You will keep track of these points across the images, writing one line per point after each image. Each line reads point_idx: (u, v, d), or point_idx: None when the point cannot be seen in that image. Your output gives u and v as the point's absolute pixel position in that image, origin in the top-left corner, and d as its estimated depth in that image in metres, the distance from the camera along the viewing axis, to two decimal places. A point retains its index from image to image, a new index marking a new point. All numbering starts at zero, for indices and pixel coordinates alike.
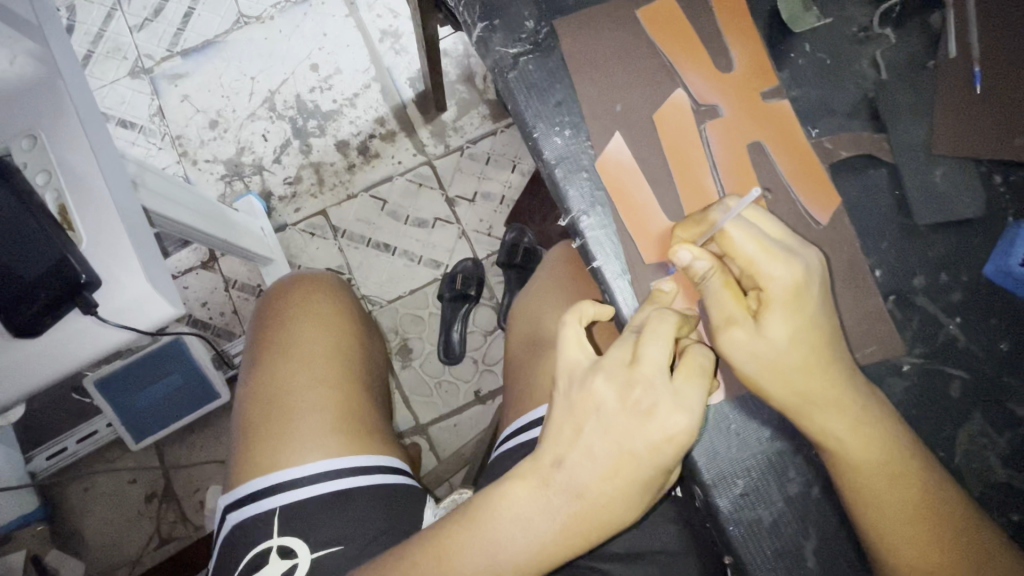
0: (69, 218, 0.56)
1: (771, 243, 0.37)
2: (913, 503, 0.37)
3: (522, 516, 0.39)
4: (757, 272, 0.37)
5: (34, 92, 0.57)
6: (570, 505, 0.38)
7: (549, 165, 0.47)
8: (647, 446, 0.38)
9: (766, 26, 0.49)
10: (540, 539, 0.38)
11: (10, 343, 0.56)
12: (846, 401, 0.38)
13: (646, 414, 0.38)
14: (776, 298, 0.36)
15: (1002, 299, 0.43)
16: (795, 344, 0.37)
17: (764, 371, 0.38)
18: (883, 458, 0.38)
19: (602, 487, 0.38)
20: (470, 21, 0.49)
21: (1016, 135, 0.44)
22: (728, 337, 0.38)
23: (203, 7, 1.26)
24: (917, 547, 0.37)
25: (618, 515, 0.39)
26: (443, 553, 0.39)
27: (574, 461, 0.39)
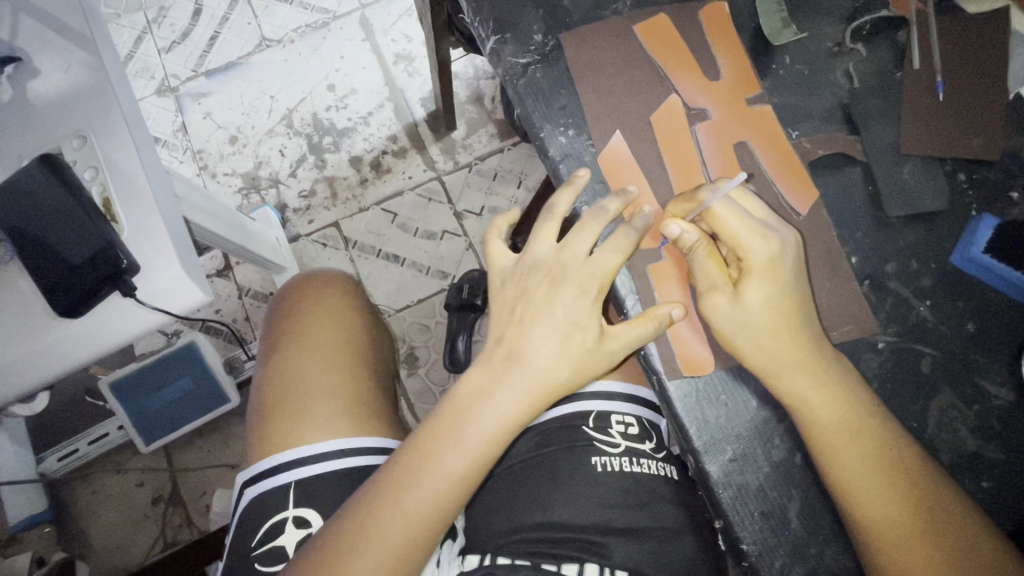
0: (112, 210, 0.61)
1: (754, 222, 0.44)
2: (874, 462, 0.42)
3: (480, 406, 0.48)
4: (741, 246, 0.44)
5: (84, 96, 0.63)
6: (518, 382, 0.47)
7: (554, 161, 0.52)
8: (564, 311, 0.48)
9: (751, 41, 0.54)
10: (499, 418, 0.47)
11: (53, 324, 0.60)
12: (815, 364, 0.43)
13: (558, 288, 0.48)
14: (756, 268, 0.43)
15: (967, 284, 0.48)
16: (769, 309, 0.43)
17: (740, 334, 0.44)
18: (845, 420, 0.42)
19: (537, 354, 0.48)
20: (483, 36, 0.55)
21: (972, 137, 0.49)
22: (710, 301, 0.44)
23: (229, 31, 1.35)
24: (879, 502, 0.41)
25: (560, 377, 0.48)
26: (422, 457, 0.47)
27: (510, 336, 0.49)
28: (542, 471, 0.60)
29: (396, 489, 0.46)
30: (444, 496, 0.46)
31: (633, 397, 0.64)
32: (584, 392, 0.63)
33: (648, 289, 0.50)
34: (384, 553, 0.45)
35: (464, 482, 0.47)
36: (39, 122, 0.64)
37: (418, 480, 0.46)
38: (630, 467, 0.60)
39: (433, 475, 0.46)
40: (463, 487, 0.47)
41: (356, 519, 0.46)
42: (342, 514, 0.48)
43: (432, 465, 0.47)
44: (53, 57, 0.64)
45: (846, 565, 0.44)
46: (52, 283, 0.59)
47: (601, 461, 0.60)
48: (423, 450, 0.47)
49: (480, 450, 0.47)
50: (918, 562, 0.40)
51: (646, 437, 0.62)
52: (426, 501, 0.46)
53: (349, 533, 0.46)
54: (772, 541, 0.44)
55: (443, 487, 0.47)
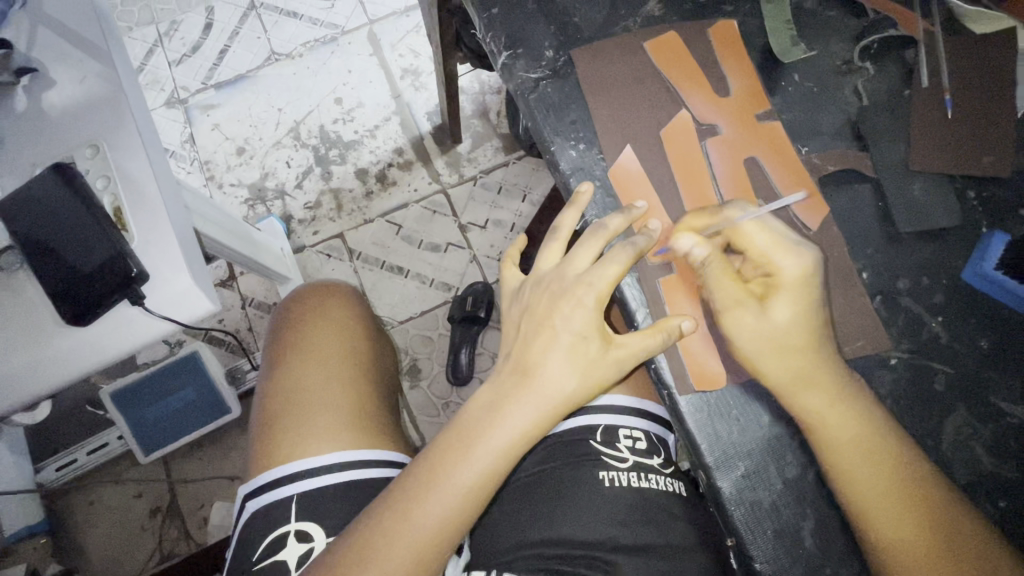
0: (122, 218, 0.62)
1: (783, 240, 0.46)
2: (890, 481, 0.41)
3: (489, 420, 0.47)
4: (772, 261, 0.46)
5: (97, 106, 0.64)
6: (527, 393, 0.47)
7: (565, 174, 0.53)
8: (572, 324, 0.47)
9: (761, 58, 0.55)
10: (509, 433, 0.47)
11: (61, 332, 0.60)
12: (828, 380, 0.44)
13: (563, 301, 0.48)
14: (786, 283, 0.45)
15: (980, 300, 0.47)
16: (791, 325, 0.44)
17: (757, 351, 0.44)
18: (859, 437, 0.42)
19: (546, 366, 0.47)
20: (496, 51, 0.56)
21: (982, 154, 0.49)
22: (734, 316, 0.44)
23: (238, 45, 1.37)
24: (897, 522, 0.40)
25: (572, 391, 0.47)
26: (433, 473, 0.47)
27: (518, 350, 0.49)
28: (549, 485, 0.60)
29: (405, 505, 0.46)
30: (452, 510, 0.46)
31: (644, 412, 0.63)
32: (593, 406, 0.62)
33: (658, 303, 0.49)
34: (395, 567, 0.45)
35: (474, 498, 0.46)
36: (53, 131, 0.64)
37: (427, 496, 0.46)
38: (638, 483, 0.59)
39: (442, 491, 0.46)
40: (474, 503, 0.46)
41: (365, 534, 0.46)
42: (350, 531, 0.47)
43: (440, 479, 0.46)
44: (68, 68, 0.65)
45: None
46: (61, 291, 0.59)
47: (608, 476, 0.59)
48: (430, 464, 0.47)
49: (490, 466, 0.47)
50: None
51: (655, 452, 0.62)
52: (435, 518, 0.46)
53: (357, 547, 0.45)
54: (786, 560, 0.43)
55: (454, 503, 0.46)
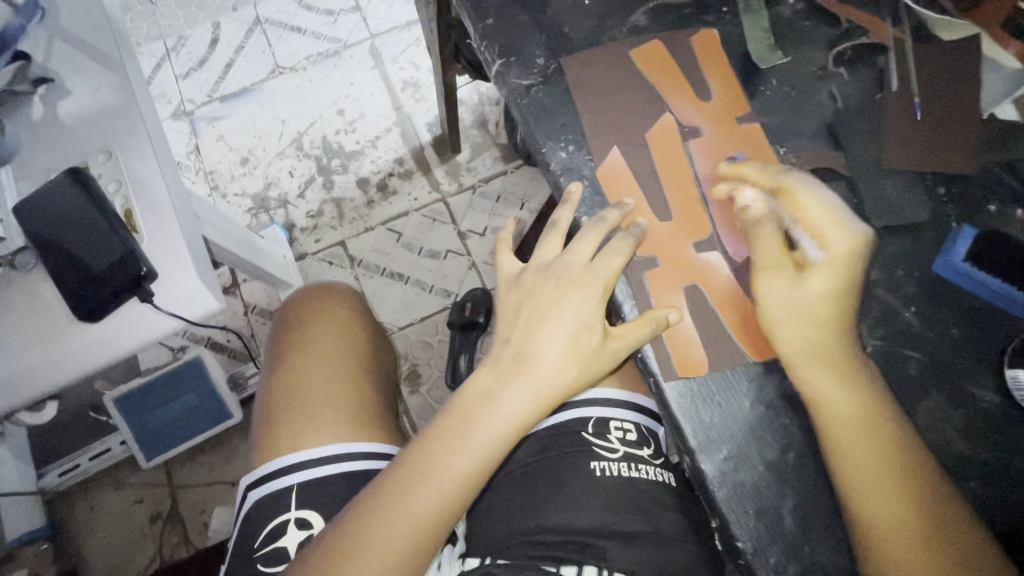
0: (133, 220, 0.64)
1: (836, 214, 0.48)
2: (878, 455, 0.44)
3: (488, 406, 0.50)
4: (822, 232, 0.48)
5: (111, 114, 0.67)
6: (524, 380, 0.50)
7: (555, 174, 0.55)
8: (569, 313, 0.51)
9: (741, 65, 0.58)
10: (506, 417, 0.50)
11: (73, 328, 0.63)
12: (847, 353, 0.46)
13: (564, 289, 0.52)
14: (833, 257, 0.47)
15: (951, 292, 0.50)
16: (831, 292, 0.46)
17: (795, 313, 0.47)
18: (858, 417, 0.45)
19: (542, 353, 0.51)
20: (490, 59, 0.59)
21: (949, 153, 0.52)
22: (770, 279, 0.48)
23: (244, 59, 1.42)
24: (878, 491, 0.43)
25: (563, 376, 0.50)
26: (434, 455, 0.49)
27: (518, 337, 0.52)
28: (544, 475, 0.61)
29: (408, 485, 0.48)
30: (448, 494, 0.48)
31: (634, 405, 0.65)
32: (584, 399, 0.64)
33: (644, 295, 0.51)
34: (394, 546, 0.47)
35: (469, 482, 0.49)
36: (68, 138, 0.67)
37: (427, 479, 0.48)
38: (629, 472, 0.61)
39: (441, 473, 0.48)
40: (470, 486, 0.49)
41: (368, 513, 0.48)
42: (350, 510, 0.49)
43: (440, 464, 0.49)
44: (83, 78, 0.68)
45: (839, 563, 0.45)
46: (72, 289, 0.62)
47: (599, 466, 0.61)
48: (430, 448, 0.50)
49: (486, 452, 0.49)
50: (905, 558, 0.42)
51: (644, 443, 0.63)
52: (432, 500, 0.48)
53: (361, 526, 0.47)
54: (767, 539, 0.45)
55: (450, 487, 0.48)
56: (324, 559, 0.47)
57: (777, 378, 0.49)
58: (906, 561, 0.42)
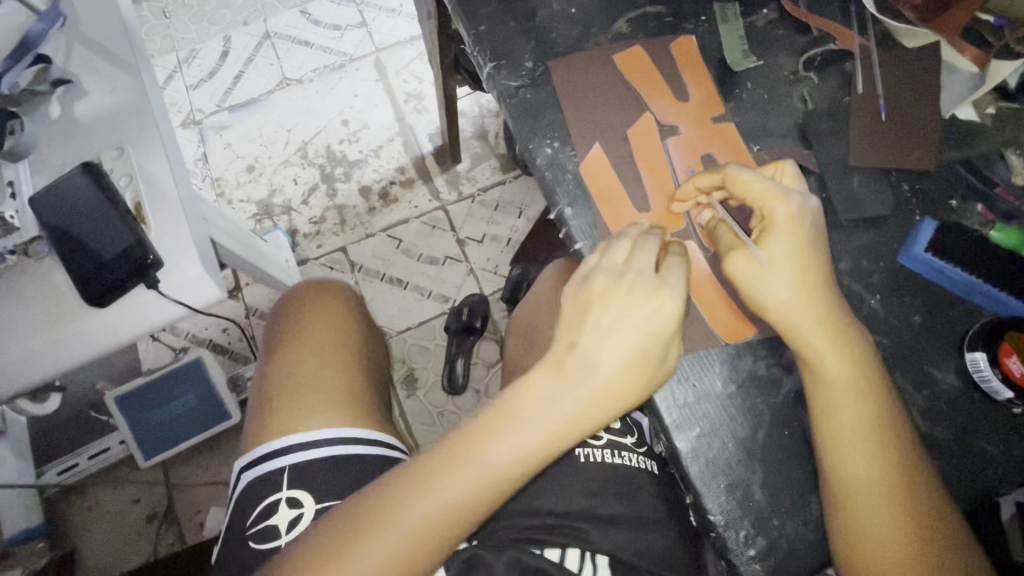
0: (142, 212, 0.68)
1: (775, 186, 0.49)
2: (871, 421, 0.46)
3: (542, 411, 0.46)
4: (763, 205, 0.50)
5: (125, 114, 0.71)
6: (586, 387, 0.46)
7: (541, 168, 0.58)
8: (643, 321, 0.47)
9: (718, 70, 0.61)
10: (554, 424, 0.46)
11: (81, 314, 0.66)
12: (828, 317, 0.47)
13: (639, 296, 0.47)
14: (778, 224, 0.48)
15: (915, 281, 0.52)
16: (788, 258, 0.48)
17: (764, 286, 0.48)
18: (851, 379, 0.46)
19: (609, 361, 0.46)
20: (481, 63, 0.63)
21: (912, 152, 0.55)
22: (734, 256, 0.49)
23: (252, 71, 1.47)
24: (863, 458, 0.45)
25: (617, 391, 0.47)
26: (468, 443, 0.46)
27: (585, 343, 0.47)
28: None
29: (437, 470, 0.46)
30: (488, 492, 0.46)
31: None
32: None
33: None
34: (411, 531, 0.45)
35: (500, 484, 0.46)
36: (83, 136, 0.71)
37: (467, 476, 0.46)
38: (612, 459, 0.63)
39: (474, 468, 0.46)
40: (499, 487, 0.46)
41: (392, 492, 0.46)
42: (371, 491, 0.47)
43: (481, 463, 0.46)
44: (99, 80, 0.72)
45: (806, 537, 0.47)
46: (80, 276, 0.65)
47: (583, 452, 0.63)
48: (470, 445, 0.47)
49: (535, 455, 0.46)
50: (885, 524, 0.44)
51: (627, 432, 0.66)
52: (467, 495, 0.46)
53: (383, 502, 0.46)
54: (737, 513, 0.47)
55: (490, 488, 0.46)
56: (345, 534, 0.45)
57: (748, 358, 0.51)
58: (883, 529, 0.44)
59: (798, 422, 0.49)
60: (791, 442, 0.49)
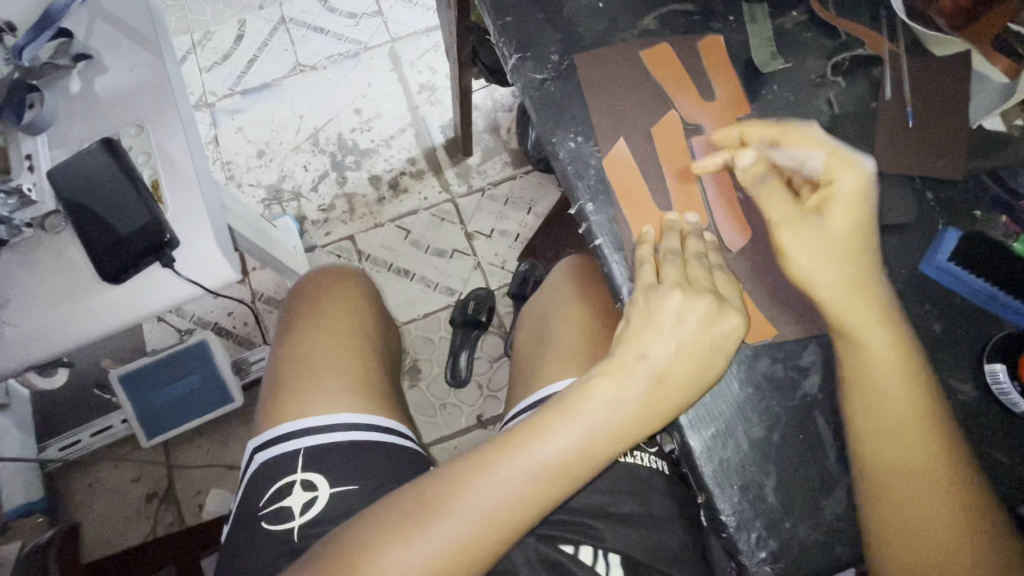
0: (159, 191, 0.68)
1: (843, 154, 0.51)
2: (907, 406, 0.47)
3: (606, 410, 0.47)
4: (827, 174, 0.51)
5: (143, 91, 0.71)
6: (650, 391, 0.47)
7: (563, 162, 0.58)
8: (712, 336, 0.48)
9: (744, 71, 0.61)
10: (618, 421, 0.47)
11: (97, 289, 0.65)
12: (869, 289, 0.49)
13: (710, 313, 0.49)
14: (841, 193, 0.50)
15: (935, 290, 0.52)
16: (851, 228, 0.49)
17: (825, 250, 0.49)
18: (892, 364, 0.47)
19: (677, 370, 0.48)
20: (507, 54, 0.62)
21: (937, 161, 0.55)
22: (798, 221, 0.50)
23: (267, 56, 1.47)
24: (897, 441, 0.46)
25: (687, 398, 0.47)
26: (530, 433, 0.48)
27: (654, 350, 0.48)
28: None
29: (497, 454, 0.48)
30: (547, 485, 0.47)
31: None
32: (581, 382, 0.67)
33: None
34: (476, 513, 0.46)
35: (563, 475, 0.47)
36: (102, 111, 0.71)
37: (528, 469, 0.47)
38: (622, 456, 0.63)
39: (538, 457, 0.47)
40: (562, 479, 0.47)
41: (455, 472, 0.48)
42: (432, 473, 0.49)
43: (537, 455, 0.47)
44: (119, 56, 0.72)
45: (817, 540, 0.47)
46: (97, 251, 0.64)
47: None
48: (528, 437, 0.48)
49: (595, 452, 0.47)
50: (922, 502, 0.45)
51: None
52: (527, 487, 0.46)
53: (443, 483, 0.48)
54: (749, 514, 0.47)
55: (549, 483, 0.47)
56: (408, 505, 0.47)
57: (765, 360, 0.51)
58: (914, 509, 0.45)
59: (814, 425, 0.49)
60: (806, 446, 0.49)
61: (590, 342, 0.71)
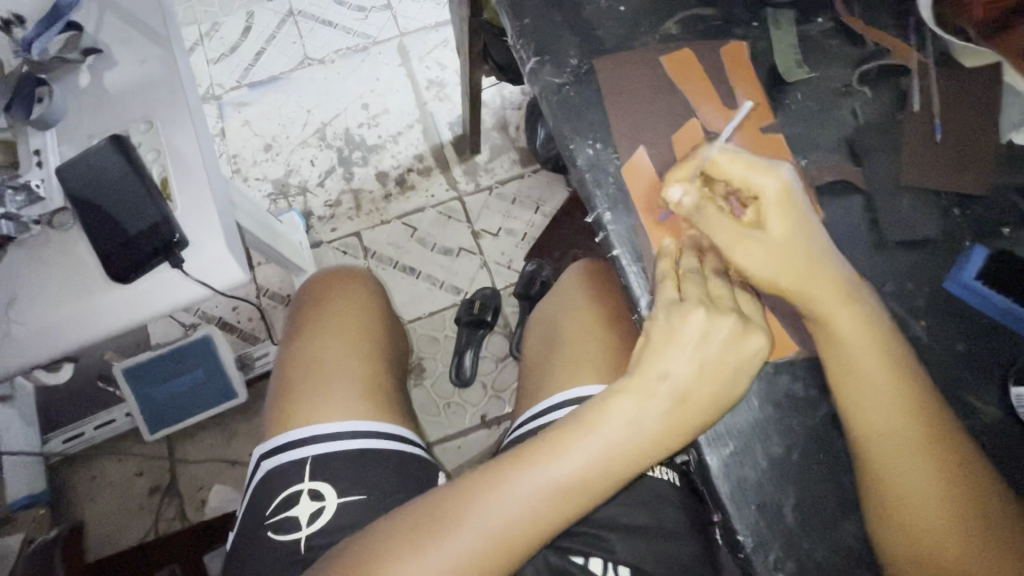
0: (168, 188, 0.66)
1: (755, 161, 0.49)
2: (909, 423, 0.45)
3: (625, 431, 0.46)
4: (751, 185, 0.49)
5: (153, 86, 0.69)
6: (670, 412, 0.46)
7: (581, 169, 0.57)
8: (736, 358, 0.47)
9: (766, 78, 0.60)
10: (636, 442, 0.46)
11: (104, 288, 0.64)
12: (843, 296, 0.48)
13: (736, 334, 0.47)
14: (769, 201, 0.48)
15: (960, 308, 0.51)
16: (789, 237, 0.48)
17: (772, 262, 0.48)
18: (889, 382, 0.46)
19: (700, 392, 0.47)
20: (525, 56, 0.61)
21: (965, 175, 0.54)
22: (738, 240, 0.48)
23: (275, 49, 1.45)
24: (904, 461, 0.45)
25: (707, 421, 0.47)
26: (546, 450, 0.47)
27: (676, 370, 0.47)
28: None
29: (511, 471, 0.47)
30: (563, 505, 0.46)
31: None
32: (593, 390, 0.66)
33: None
34: (489, 530, 0.45)
35: (578, 495, 0.46)
36: (111, 106, 0.69)
37: (544, 488, 0.46)
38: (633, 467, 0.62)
39: (552, 475, 0.46)
40: (576, 498, 0.46)
41: (468, 489, 0.47)
42: (445, 488, 0.49)
43: (553, 474, 0.46)
44: (129, 51, 0.70)
45: (834, 562, 0.46)
46: (106, 251, 0.63)
47: None
48: (544, 454, 0.47)
49: (613, 474, 0.46)
50: (936, 521, 0.44)
51: None
52: (543, 506, 0.46)
53: (455, 499, 0.47)
54: (766, 534, 0.47)
55: (565, 503, 0.46)
56: (420, 520, 0.47)
57: (784, 378, 0.50)
58: (927, 532, 0.44)
59: (834, 446, 0.49)
60: (825, 466, 0.48)
61: (602, 350, 0.70)
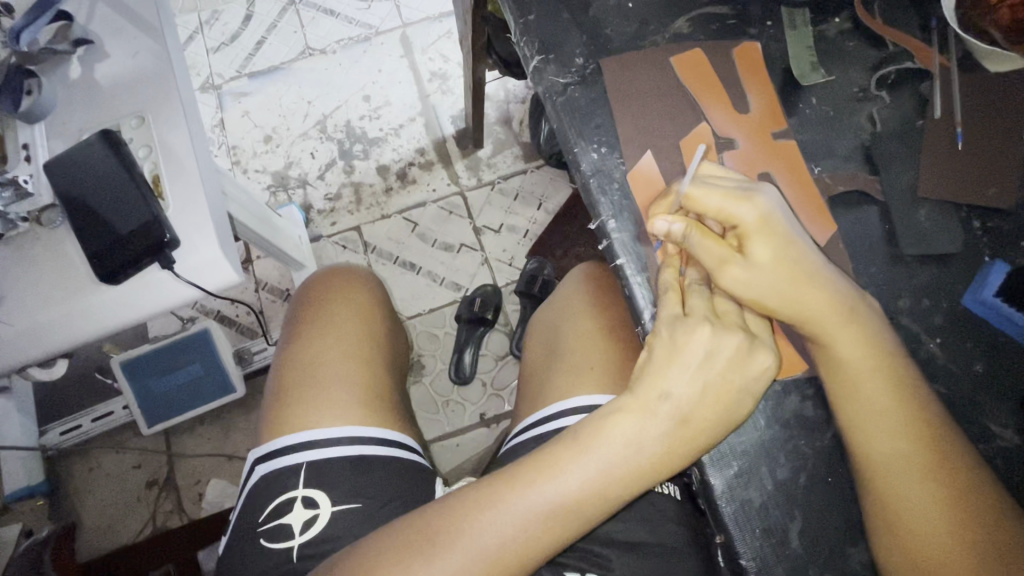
0: (160, 186, 0.62)
1: (731, 190, 0.46)
2: (919, 449, 0.43)
3: (626, 450, 0.45)
4: (729, 216, 0.46)
5: (146, 80, 0.65)
6: (672, 432, 0.45)
7: (585, 174, 0.54)
8: (743, 377, 0.45)
9: (781, 80, 0.57)
10: (637, 462, 0.45)
11: (91, 288, 0.61)
12: (851, 320, 0.46)
13: (745, 355, 0.46)
14: (751, 230, 0.46)
15: (978, 325, 0.49)
16: (779, 261, 0.46)
17: (765, 294, 0.46)
18: (896, 406, 0.44)
19: (705, 413, 0.45)
20: (529, 54, 0.58)
21: (988, 187, 0.51)
22: (727, 275, 0.46)
23: (275, 38, 1.42)
24: (913, 488, 0.43)
25: (711, 442, 0.46)
26: (544, 468, 0.45)
27: (678, 390, 0.45)
28: None
29: (509, 488, 0.45)
30: (559, 526, 0.44)
31: None
32: (595, 399, 0.64)
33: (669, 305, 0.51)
34: (483, 552, 0.44)
35: (576, 515, 0.45)
36: (101, 100, 0.65)
37: (544, 508, 0.44)
38: None
39: (550, 494, 0.44)
40: (575, 519, 0.45)
41: (463, 506, 0.46)
42: (438, 504, 0.47)
43: (552, 493, 0.44)
44: (122, 42, 0.66)
45: None
46: (93, 249, 0.60)
47: None
48: (542, 472, 0.45)
49: (613, 494, 0.45)
50: (947, 552, 0.42)
51: None
52: (542, 527, 0.44)
53: (449, 516, 0.45)
54: (772, 559, 0.45)
55: (564, 524, 0.44)
56: (413, 540, 0.45)
57: (793, 397, 0.48)
58: (939, 564, 0.42)
59: (842, 469, 0.47)
60: (832, 490, 0.47)
61: (606, 356, 0.69)
